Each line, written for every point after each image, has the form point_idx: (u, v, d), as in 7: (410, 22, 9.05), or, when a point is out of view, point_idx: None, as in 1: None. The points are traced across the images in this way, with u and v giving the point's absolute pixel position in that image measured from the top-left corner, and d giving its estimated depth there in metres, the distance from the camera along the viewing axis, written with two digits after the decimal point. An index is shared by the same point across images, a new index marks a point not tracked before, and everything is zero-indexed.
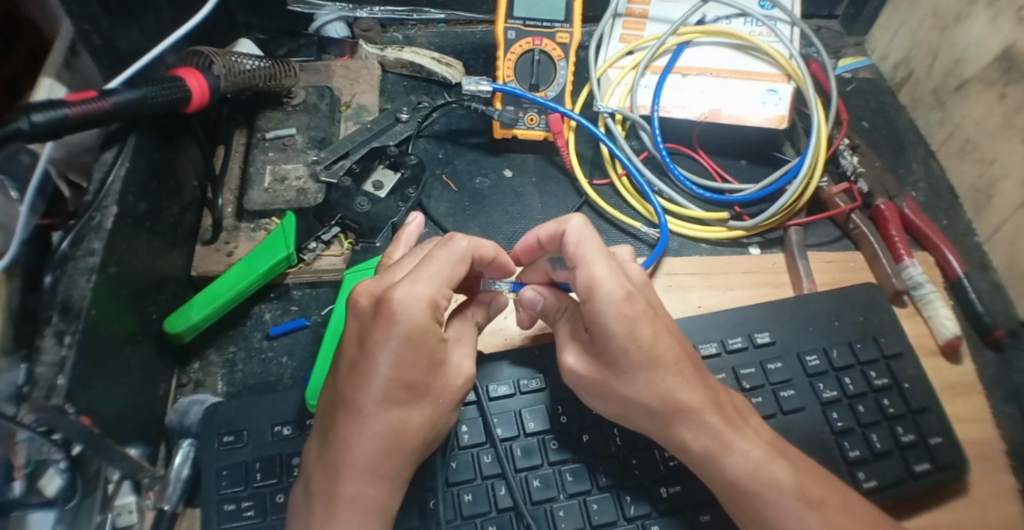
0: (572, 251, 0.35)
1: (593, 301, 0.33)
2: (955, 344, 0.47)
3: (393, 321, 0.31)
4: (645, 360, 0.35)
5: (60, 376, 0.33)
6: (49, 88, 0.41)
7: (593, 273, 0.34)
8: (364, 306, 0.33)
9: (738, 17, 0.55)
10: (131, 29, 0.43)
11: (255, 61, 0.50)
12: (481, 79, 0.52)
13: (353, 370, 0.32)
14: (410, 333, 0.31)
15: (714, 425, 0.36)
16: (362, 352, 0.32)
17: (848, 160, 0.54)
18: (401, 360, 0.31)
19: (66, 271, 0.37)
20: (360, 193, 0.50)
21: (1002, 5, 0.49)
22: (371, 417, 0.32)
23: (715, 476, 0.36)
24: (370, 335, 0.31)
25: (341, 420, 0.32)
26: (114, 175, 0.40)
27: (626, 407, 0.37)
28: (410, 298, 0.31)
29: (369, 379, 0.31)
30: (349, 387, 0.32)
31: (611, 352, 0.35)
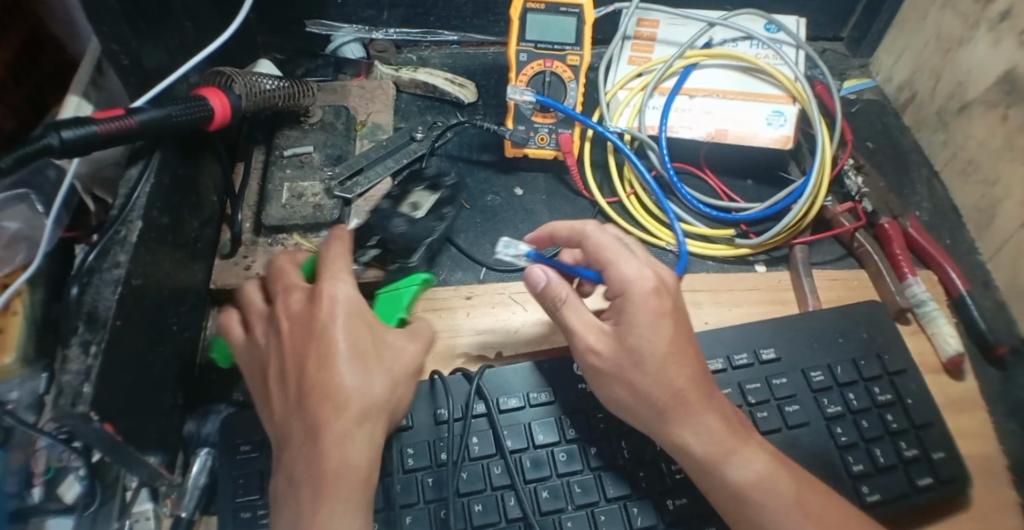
0: (597, 255, 0.40)
1: (625, 294, 0.38)
2: (959, 361, 0.48)
3: (332, 302, 0.36)
4: (645, 347, 0.37)
5: (86, 384, 0.34)
6: (76, 106, 0.43)
7: (623, 271, 0.38)
8: (294, 306, 0.37)
9: (744, 40, 0.57)
10: (158, 49, 0.44)
11: (273, 81, 0.51)
12: (525, 89, 0.53)
13: (304, 352, 0.36)
14: (355, 306, 0.37)
15: (719, 433, 0.37)
16: (308, 333, 0.36)
17: (852, 180, 0.55)
18: (352, 329, 0.36)
19: (91, 282, 0.38)
20: (397, 214, 0.49)
21: (1004, 29, 0.50)
22: (333, 384, 0.35)
23: (716, 486, 0.37)
24: (313, 321, 0.36)
25: (312, 396, 0.34)
26: (139, 191, 0.41)
27: (631, 398, 0.38)
28: (341, 288, 0.37)
29: (331, 349, 0.35)
30: (305, 369, 0.35)
31: (625, 345, 0.38)
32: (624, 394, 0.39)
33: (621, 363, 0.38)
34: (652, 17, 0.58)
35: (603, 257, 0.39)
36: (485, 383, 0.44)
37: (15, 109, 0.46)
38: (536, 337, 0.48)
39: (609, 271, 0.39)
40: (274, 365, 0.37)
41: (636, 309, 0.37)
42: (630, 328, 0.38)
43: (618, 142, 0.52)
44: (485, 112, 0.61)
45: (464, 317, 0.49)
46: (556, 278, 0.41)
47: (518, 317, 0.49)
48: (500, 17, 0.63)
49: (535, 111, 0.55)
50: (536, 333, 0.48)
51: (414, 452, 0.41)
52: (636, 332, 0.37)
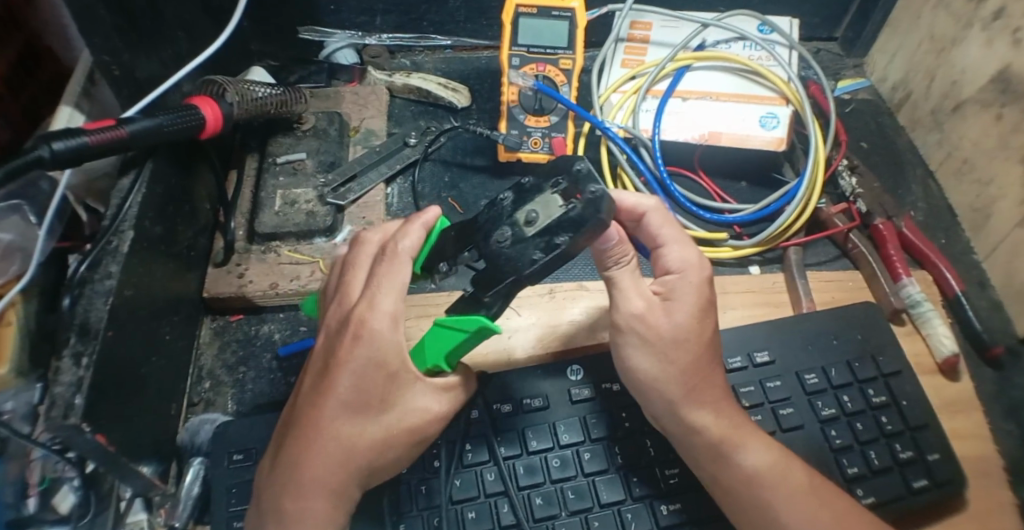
0: (654, 232, 0.39)
1: (680, 274, 0.38)
2: (953, 362, 0.48)
3: (357, 338, 0.32)
4: (684, 329, 0.37)
5: (78, 395, 0.34)
6: (68, 116, 0.43)
7: (682, 252, 0.39)
8: (337, 319, 0.34)
9: (737, 41, 0.57)
10: (149, 60, 0.44)
11: (265, 89, 0.51)
12: (526, 73, 0.53)
13: (319, 375, 0.33)
14: (376, 350, 0.32)
15: (734, 418, 0.38)
16: (328, 360, 0.33)
17: (846, 180, 0.55)
18: (362, 373, 0.32)
19: (83, 293, 0.38)
20: (506, 222, 0.36)
21: (997, 28, 0.50)
22: (320, 428, 0.32)
23: (727, 471, 0.36)
24: (336, 351, 0.32)
25: (301, 430, 0.32)
26: (131, 202, 0.41)
27: (664, 372, 0.37)
28: (376, 322, 0.32)
29: (331, 393, 0.32)
30: (310, 399, 0.33)
31: (674, 322, 0.37)
32: (651, 365, 0.37)
33: (664, 339, 0.37)
34: (646, 20, 0.58)
35: (659, 236, 0.39)
36: (479, 388, 0.44)
37: (9, 120, 0.46)
38: (530, 342, 0.48)
39: (665, 250, 0.39)
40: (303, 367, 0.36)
41: (687, 289, 0.38)
42: (681, 306, 0.37)
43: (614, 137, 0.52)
44: (479, 117, 0.61)
45: None
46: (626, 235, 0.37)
47: (512, 322, 0.49)
48: (492, 21, 0.63)
49: (528, 115, 0.55)
50: (530, 338, 0.48)
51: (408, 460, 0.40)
52: (688, 309, 0.37)
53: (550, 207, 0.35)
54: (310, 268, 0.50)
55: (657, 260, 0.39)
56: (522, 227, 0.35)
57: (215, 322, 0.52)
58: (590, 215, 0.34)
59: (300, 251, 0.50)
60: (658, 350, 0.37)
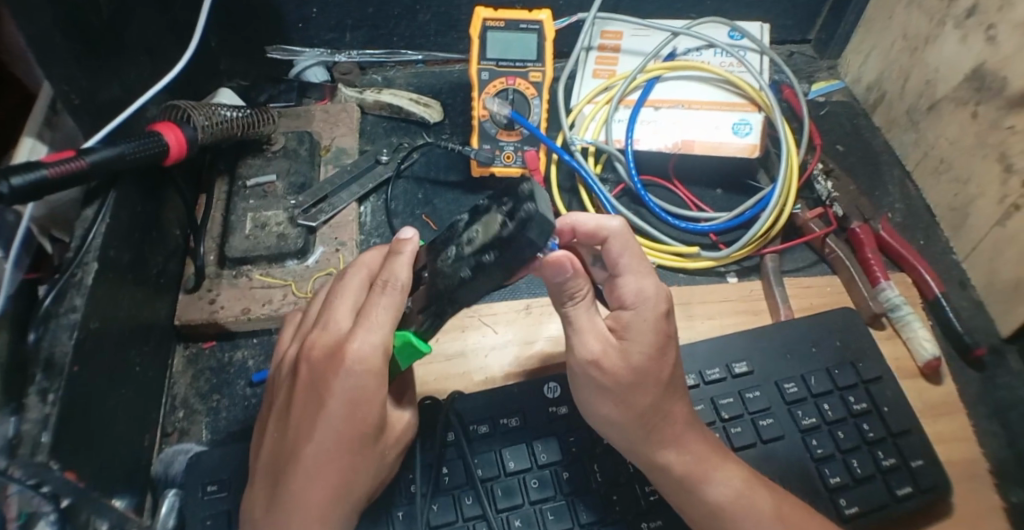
0: (614, 260, 0.37)
1: (636, 309, 0.36)
2: (935, 365, 0.47)
3: (351, 371, 0.32)
4: (637, 371, 0.36)
5: (44, 433, 0.33)
6: (30, 148, 0.42)
7: (640, 283, 0.37)
8: (318, 349, 0.33)
9: (708, 48, 0.56)
10: (111, 85, 0.43)
11: (232, 111, 0.51)
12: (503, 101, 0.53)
13: (307, 411, 0.33)
14: (370, 381, 0.32)
15: (699, 451, 0.38)
16: (316, 394, 0.33)
17: (822, 184, 0.55)
18: (357, 403, 0.32)
19: (49, 328, 0.37)
20: (454, 242, 0.37)
21: (970, 25, 0.50)
22: (321, 461, 0.32)
23: (694, 504, 0.37)
24: (328, 386, 0.32)
25: (298, 467, 0.32)
26: (94, 231, 0.40)
27: (624, 415, 0.37)
28: (368, 353, 0.32)
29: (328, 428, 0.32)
30: (302, 434, 0.33)
31: (629, 365, 0.36)
32: (613, 410, 0.37)
33: (619, 384, 0.36)
34: (615, 28, 0.58)
35: (618, 263, 0.37)
36: (455, 409, 0.43)
37: None
38: (506, 359, 0.48)
39: (623, 281, 0.37)
40: (284, 399, 0.35)
41: (640, 327, 0.36)
42: (635, 347, 0.36)
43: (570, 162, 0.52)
44: (452, 131, 0.60)
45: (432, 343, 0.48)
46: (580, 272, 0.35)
47: (488, 339, 0.49)
48: (463, 35, 0.63)
49: (500, 129, 0.54)
50: (506, 355, 0.48)
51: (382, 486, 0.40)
52: (641, 350, 0.36)
53: (490, 227, 0.35)
54: (281, 292, 0.49)
55: (615, 289, 0.38)
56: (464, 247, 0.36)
57: (188, 349, 0.51)
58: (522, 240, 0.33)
59: (269, 276, 0.50)
60: (617, 393, 0.36)
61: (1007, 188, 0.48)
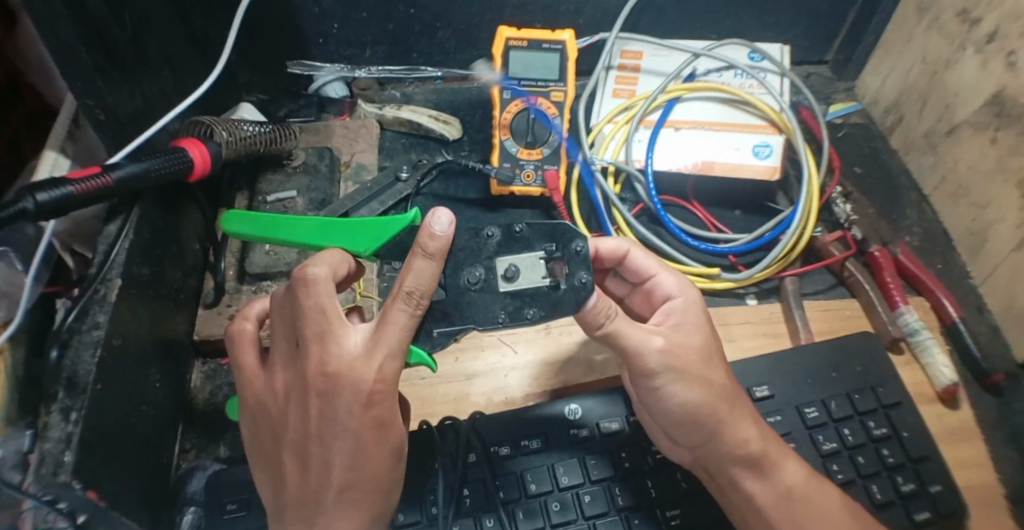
0: (643, 268, 0.42)
1: (682, 298, 0.41)
2: (953, 391, 0.47)
3: (371, 395, 0.30)
4: (696, 352, 0.39)
5: (67, 452, 0.33)
6: (53, 162, 0.42)
7: (673, 282, 0.42)
8: (323, 379, 0.31)
9: (728, 69, 0.57)
10: (133, 100, 0.43)
11: (254, 127, 0.51)
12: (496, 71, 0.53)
13: (328, 442, 0.31)
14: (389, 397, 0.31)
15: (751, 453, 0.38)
16: (336, 424, 0.31)
17: (841, 208, 0.55)
18: (379, 422, 0.31)
19: (70, 343, 0.37)
20: (480, 264, 0.36)
21: (991, 51, 0.50)
22: (355, 488, 0.32)
23: (766, 485, 0.39)
24: (348, 412, 0.31)
25: (332, 498, 0.32)
26: (118, 248, 0.40)
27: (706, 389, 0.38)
28: (385, 374, 0.31)
29: (356, 447, 0.31)
30: (328, 466, 0.32)
31: (690, 346, 0.39)
32: (695, 391, 0.38)
33: (692, 365, 0.38)
34: (634, 48, 0.58)
35: (648, 270, 0.42)
36: (475, 430, 0.43)
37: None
38: (526, 379, 0.48)
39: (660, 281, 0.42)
40: (290, 433, 0.33)
41: (689, 312, 0.40)
42: (693, 327, 0.40)
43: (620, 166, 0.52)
44: (470, 148, 0.61)
45: (452, 363, 0.48)
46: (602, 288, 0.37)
47: (508, 359, 0.49)
48: (483, 52, 0.63)
49: (520, 148, 0.54)
50: (527, 375, 0.48)
51: (405, 507, 0.40)
52: (694, 331, 0.40)
53: (532, 271, 0.36)
54: None
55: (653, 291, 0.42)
56: (498, 279, 0.36)
57: (206, 365, 0.51)
58: (569, 300, 0.35)
59: None
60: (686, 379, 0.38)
61: None
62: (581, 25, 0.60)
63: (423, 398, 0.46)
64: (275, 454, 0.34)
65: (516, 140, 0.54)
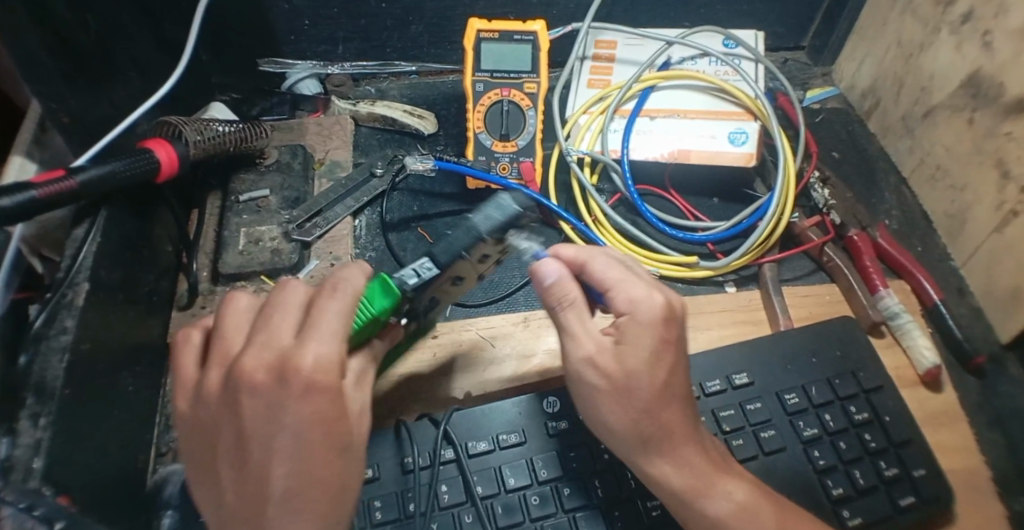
0: (602, 278, 0.38)
1: (632, 313, 0.36)
2: (935, 374, 0.47)
3: (308, 386, 0.30)
4: (643, 357, 0.35)
5: (37, 458, 0.32)
6: (18, 167, 0.41)
7: (633, 292, 0.36)
8: (258, 374, 0.30)
9: (702, 57, 0.57)
10: (98, 104, 0.42)
11: (224, 126, 0.50)
12: (424, 157, 0.54)
13: (264, 442, 0.30)
14: (329, 384, 0.30)
15: (700, 466, 0.37)
16: (270, 422, 0.30)
17: (819, 193, 0.55)
18: (321, 411, 0.30)
19: (40, 351, 0.36)
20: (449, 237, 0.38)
21: (966, 32, 0.50)
22: (297, 489, 0.29)
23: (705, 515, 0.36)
24: (283, 402, 0.30)
25: (274, 502, 0.29)
26: (85, 252, 0.40)
27: (640, 387, 0.35)
28: (321, 362, 0.30)
29: (295, 442, 0.30)
30: (267, 467, 0.29)
31: (625, 368, 0.35)
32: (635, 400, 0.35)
33: (615, 386, 0.35)
34: (608, 38, 0.58)
35: (607, 281, 0.37)
36: (453, 425, 0.42)
37: None
38: (506, 373, 0.47)
39: (614, 292, 0.37)
40: (222, 442, 0.31)
41: (642, 323, 0.36)
42: (637, 340, 0.35)
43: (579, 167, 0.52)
44: (446, 142, 0.60)
45: (430, 360, 0.48)
46: (569, 276, 0.38)
47: (486, 354, 0.48)
48: (456, 46, 0.63)
49: (494, 141, 0.54)
50: (506, 369, 0.47)
51: (382, 505, 0.39)
52: (637, 352, 0.35)
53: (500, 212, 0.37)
54: None
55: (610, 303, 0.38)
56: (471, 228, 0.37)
57: None
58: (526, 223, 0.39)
59: (272, 282, 0.49)
60: (615, 394, 0.36)
61: (1004, 195, 0.48)
62: (554, 16, 0.60)
63: (409, 398, 0.46)
64: (209, 469, 0.32)
65: (490, 133, 0.54)
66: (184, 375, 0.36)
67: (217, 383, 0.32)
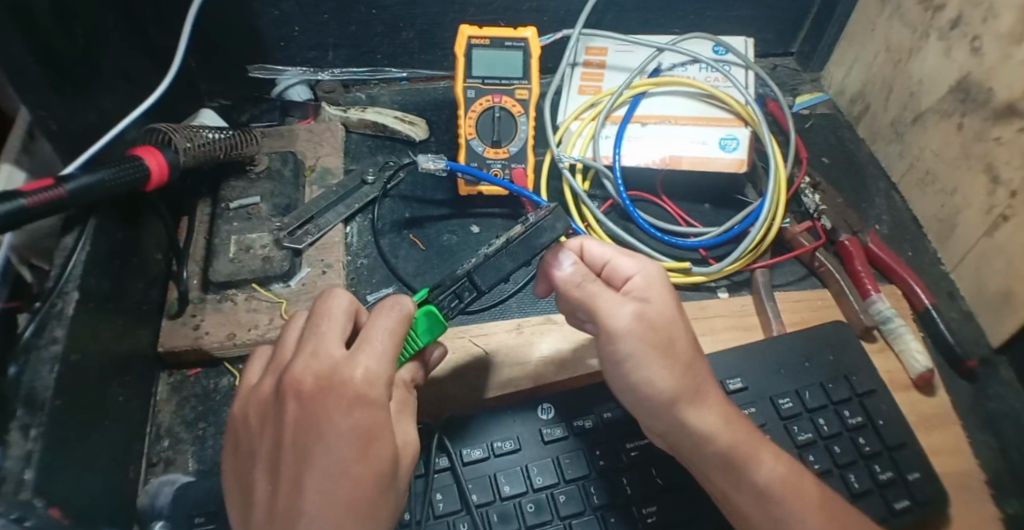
0: (600, 256, 0.41)
1: (643, 276, 0.40)
2: (928, 378, 0.47)
3: (355, 401, 0.30)
4: (672, 312, 0.39)
5: (28, 469, 0.31)
6: (8, 174, 0.40)
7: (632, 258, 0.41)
8: (310, 379, 0.31)
9: (692, 63, 0.57)
10: (86, 111, 0.42)
11: (213, 133, 0.50)
12: (437, 158, 0.52)
13: (302, 455, 0.30)
14: (373, 405, 0.31)
15: (742, 432, 0.38)
16: (311, 433, 0.30)
17: (810, 198, 0.56)
18: (364, 431, 0.30)
19: (29, 362, 0.35)
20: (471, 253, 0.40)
21: (954, 38, 0.50)
22: (325, 517, 0.28)
23: (746, 480, 0.36)
24: (326, 414, 0.30)
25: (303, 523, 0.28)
26: (74, 261, 0.39)
27: (679, 344, 0.38)
28: (367, 376, 0.31)
29: (332, 458, 0.29)
30: (302, 481, 0.29)
31: (665, 325, 0.38)
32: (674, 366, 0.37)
33: (658, 345, 0.38)
34: (598, 45, 0.58)
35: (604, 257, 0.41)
36: (448, 434, 0.42)
37: None
38: (498, 381, 0.47)
39: (615, 264, 0.41)
40: (265, 451, 0.32)
41: (656, 284, 0.40)
42: (662, 299, 0.39)
43: (572, 172, 0.51)
44: (438, 149, 0.60)
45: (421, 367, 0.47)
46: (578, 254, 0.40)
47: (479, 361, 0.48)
48: (447, 52, 0.63)
49: (486, 147, 0.54)
50: (498, 377, 0.47)
51: None
52: (665, 311, 0.39)
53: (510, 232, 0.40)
54: (269, 315, 0.48)
55: (612, 276, 0.41)
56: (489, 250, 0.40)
57: (172, 377, 0.50)
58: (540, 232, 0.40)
59: (262, 290, 0.49)
60: (661, 353, 0.37)
61: (994, 200, 0.48)
62: (544, 22, 0.60)
63: None
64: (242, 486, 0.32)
65: (482, 140, 0.53)
66: (245, 382, 0.37)
67: (269, 390, 0.34)
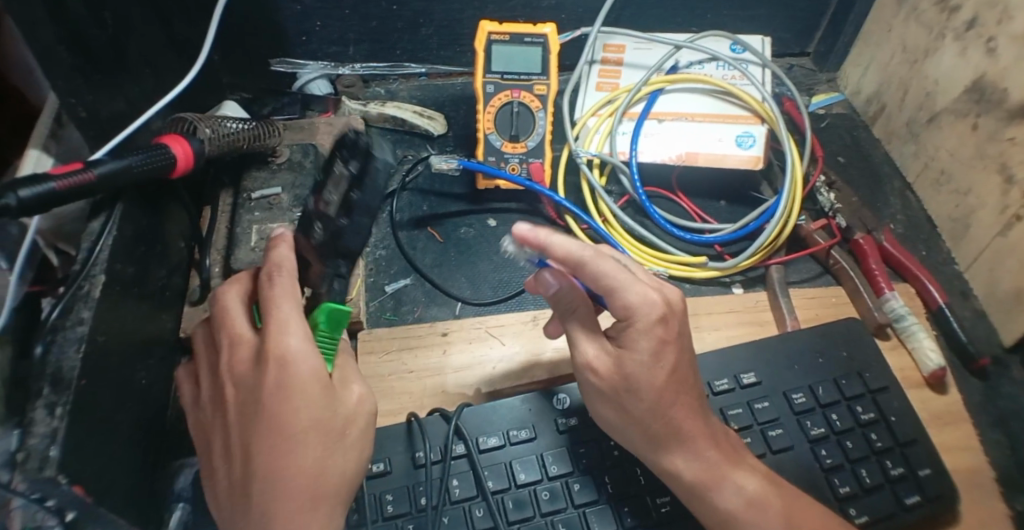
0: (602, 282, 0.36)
1: (630, 321, 0.36)
2: (941, 375, 0.47)
3: (275, 371, 0.32)
4: (648, 347, 0.36)
5: (53, 446, 0.31)
6: (36, 160, 0.41)
7: (629, 298, 0.35)
8: (240, 368, 0.34)
9: (710, 61, 0.57)
10: (114, 97, 0.42)
11: (237, 124, 0.51)
12: (450, 158, 0.54)
13: (248, 428, 0.32)
14: (296, 369, 0.32)
15: (711, 457, 0.37)
16: (251, 405, 0.32)
17: (824, 196, 0.56)
18: (289, 393, 0.32)
19: (56, 341, 0.36)
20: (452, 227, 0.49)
21: (968, 38, 0.51)
22: (277, 480, 0.31)
23: (706, 511, 0.37)
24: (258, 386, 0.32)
25: (258, 488, 0.31)
26: (102, 245, 0.39)
27: (651, 378, 0.36)
28: (288, 343, 0.32)
29: (271, 426, 0.31)
30: (252, 454, 0.32)
31: (625, 371, 0.36)
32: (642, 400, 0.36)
33: (616, 387, 0.37)
34: (617, 42, 0.59)
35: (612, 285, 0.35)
36: (464, 423, 0.42)
37: None
38: (512, 369, 0.47)
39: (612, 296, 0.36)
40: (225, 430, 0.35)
41: (638, 333, 0.36)
42: (632, 351, 0.36)
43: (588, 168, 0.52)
44: (455, 144, 0.61)
45: (439, 355, 0.48)
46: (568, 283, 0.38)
47: (496, 352, 0.48)
48: (466, 49, 0.64)
49: (503, 141, 0.54)
50: (513, 366, 0.48)
51: (394, 499, 0.39)
52: (637, 355, 0.36)
53: None
54: None
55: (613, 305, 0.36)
56: None
57: None
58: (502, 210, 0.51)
59: None
60: (621, 392, 0.37)
61: (1008, 199, 0.48)
62: (563, 20, 0.61)
63: (409, 390, 0.46)
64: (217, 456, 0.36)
65: (500, 134, 0.54)
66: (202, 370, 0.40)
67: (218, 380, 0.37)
